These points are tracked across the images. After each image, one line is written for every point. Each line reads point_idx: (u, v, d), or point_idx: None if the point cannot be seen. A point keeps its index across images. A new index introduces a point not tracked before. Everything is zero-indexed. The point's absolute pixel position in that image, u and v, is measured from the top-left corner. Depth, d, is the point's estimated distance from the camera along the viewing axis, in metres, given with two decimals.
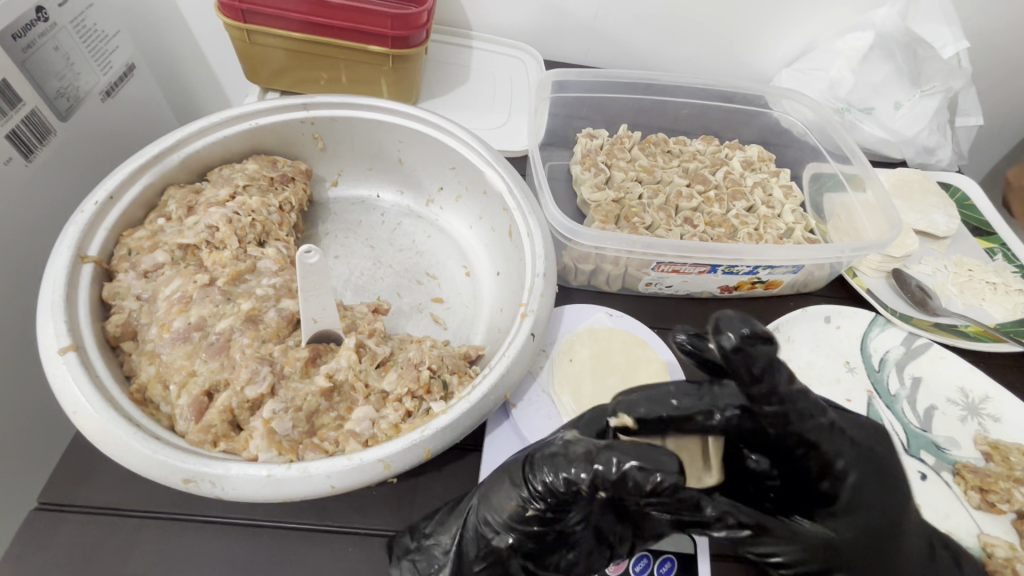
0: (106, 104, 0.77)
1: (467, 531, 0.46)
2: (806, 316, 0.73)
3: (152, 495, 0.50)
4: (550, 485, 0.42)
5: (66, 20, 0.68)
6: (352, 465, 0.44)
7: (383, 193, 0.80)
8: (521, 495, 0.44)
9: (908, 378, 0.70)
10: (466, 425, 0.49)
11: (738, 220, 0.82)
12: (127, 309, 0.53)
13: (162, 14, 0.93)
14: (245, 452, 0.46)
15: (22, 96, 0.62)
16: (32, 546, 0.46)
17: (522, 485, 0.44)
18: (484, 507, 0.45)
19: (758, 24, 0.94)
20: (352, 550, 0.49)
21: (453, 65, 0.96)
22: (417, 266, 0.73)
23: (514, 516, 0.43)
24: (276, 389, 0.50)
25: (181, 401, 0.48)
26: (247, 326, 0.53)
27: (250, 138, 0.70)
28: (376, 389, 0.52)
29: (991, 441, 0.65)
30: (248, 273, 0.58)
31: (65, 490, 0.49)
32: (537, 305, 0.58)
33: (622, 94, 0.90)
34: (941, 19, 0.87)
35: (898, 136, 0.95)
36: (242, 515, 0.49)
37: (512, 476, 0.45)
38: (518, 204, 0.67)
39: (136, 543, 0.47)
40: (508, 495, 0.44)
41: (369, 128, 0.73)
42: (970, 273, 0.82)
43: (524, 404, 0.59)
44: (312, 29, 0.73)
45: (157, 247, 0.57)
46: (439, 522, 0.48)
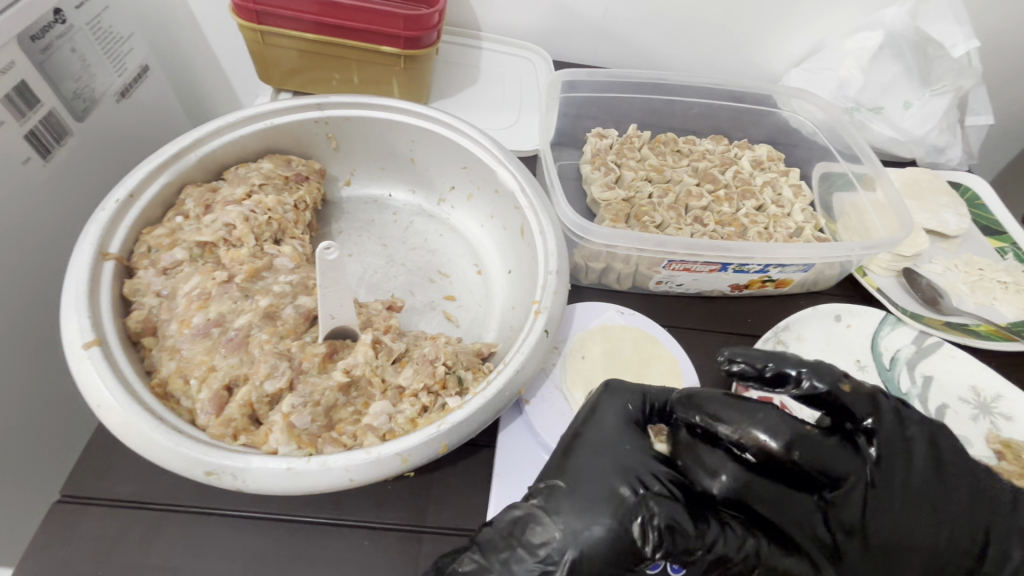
0: (122, 104, 0.79)
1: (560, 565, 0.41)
2: (817, 314, 0.73)
3: (173, 488, 0.51)
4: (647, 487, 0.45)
5: (83, 22, 0.69)
6: (370, 458, 0.45)
7: (396, 193, 0.81)
8: (621, 527, 0.42)
9: (919, 377, 0.70)
10: (482, 420, 0.50)
11: (748, 219, 0.82)
12: (147, 305, 0.54)
13: (177, 15, 0.94)
14: (265, 445, 0.47)
15: (40, 97, 0.63)
16: (56, 537, 0.47)
17: (621, 518, 0.43)
18: (584, 548, 0.41)
19: (766, 24, 0.94)
20: (368, 543, 0.50)
21: (462, 65, 0.97)
22: (429, 265, 0.74)
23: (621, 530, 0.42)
24: (295, 383, 0.51)
25: (201, 395, 0.49)
26: (264, 323, 0.54)
27: (266, 137, 0.70)
28: (392, 383, 0.53)
29: (1003, 440, 0.65)
30: (265, 270, 0.59)
31: (88, 483, 0.50)
32: (550, 302, 0.58)
33: (632, 93, 0.91)
34: (951, 18, 0.88)
35: (908, 135, 0.94)
36: (260, 509, 0.50)
37: (602, 509, 0.43)
38: (530, 202, 0.68)
39: (156, 534, 0.48)
40: (604, 510, 0.43)
41: (382, 127, 0.74)
42: (981, 273, 0.82)
43: (537, 400, 0.60)
44: (327, 30, 0.74)
45: (176, 244, 0.58)
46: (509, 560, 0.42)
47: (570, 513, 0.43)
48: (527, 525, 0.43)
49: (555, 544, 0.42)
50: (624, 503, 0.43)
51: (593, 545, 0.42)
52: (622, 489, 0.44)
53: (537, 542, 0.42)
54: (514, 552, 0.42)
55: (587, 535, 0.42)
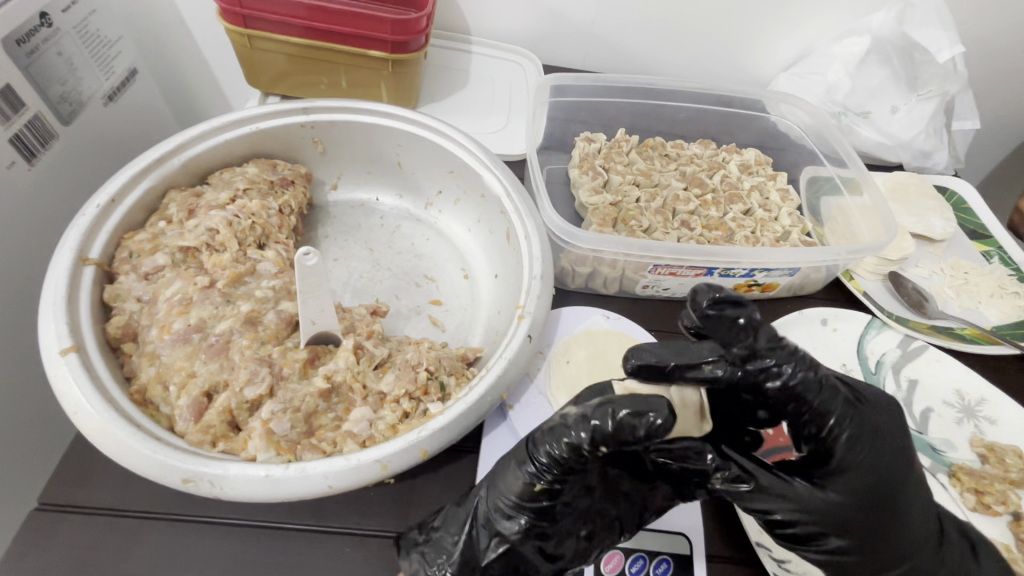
0: (108, 108, 0.78)
1: (474, 523, 0.48)
2: (802, 319, 0.73)
3: (152, 495, 0.50)
4: (548, 457, 0.45)
5: (70, 26, 0.69)
6: (349, 465, 0.45)
7: (383, 197, 0.81)
8: (523, 473, 0.47)
9: (904, 381, 0.71)
10: (464, 426, 0.49)
11: (735, 223, 0.82)
12: (128, 311, 0.54)
13: (165, 18, 0.94)
14: (244, 452, 0.47)
15: (25, 101, 0.62)
16: (32, 546, 0.47)
17: (521, 465, 0.47)
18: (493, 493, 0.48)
19: (754, 29, 0.95)
20: (349, 550, 0.50)
21: (452, 70, 0.97)
22: (415, 269, 0.74)
23: (519, 493, 0.46)
24: (275, 390, 0.51)
25: (180, 401, 0.49)
26: (246, 328, 0.54)
27: (251, 141, 0.70)
28: (373, 389, 0.53)
29: (987, 443, 0.65)
30: (248, 275, 0.59)
31: (65, 491, 0.50)
32: (534, 306, 0.58)
33: (620, 98, 0.91)
34: (936, 24, 0.88)
35: (895, 139, 0.95)
36: (239, 516, 0.50)
37: (511, 459, 0.48)
38: (516, 207, 0.68)
39: (135, 542, 0.48)
40: (514, 476, 0.47)
41: (367, 132, 0.74)
42: (966, 276, 0.83)
43: (521, 406, 0.60)
44: (314, 34, 0.74)
45: (158, 250, 0.57)
46: (445, 516, 0.49)
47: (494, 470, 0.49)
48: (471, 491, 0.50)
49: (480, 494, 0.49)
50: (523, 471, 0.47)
51: (495, 509, 0.47)
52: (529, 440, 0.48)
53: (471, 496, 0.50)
54: (446, 510, 0.50)
55: (500, 485, 0.47)
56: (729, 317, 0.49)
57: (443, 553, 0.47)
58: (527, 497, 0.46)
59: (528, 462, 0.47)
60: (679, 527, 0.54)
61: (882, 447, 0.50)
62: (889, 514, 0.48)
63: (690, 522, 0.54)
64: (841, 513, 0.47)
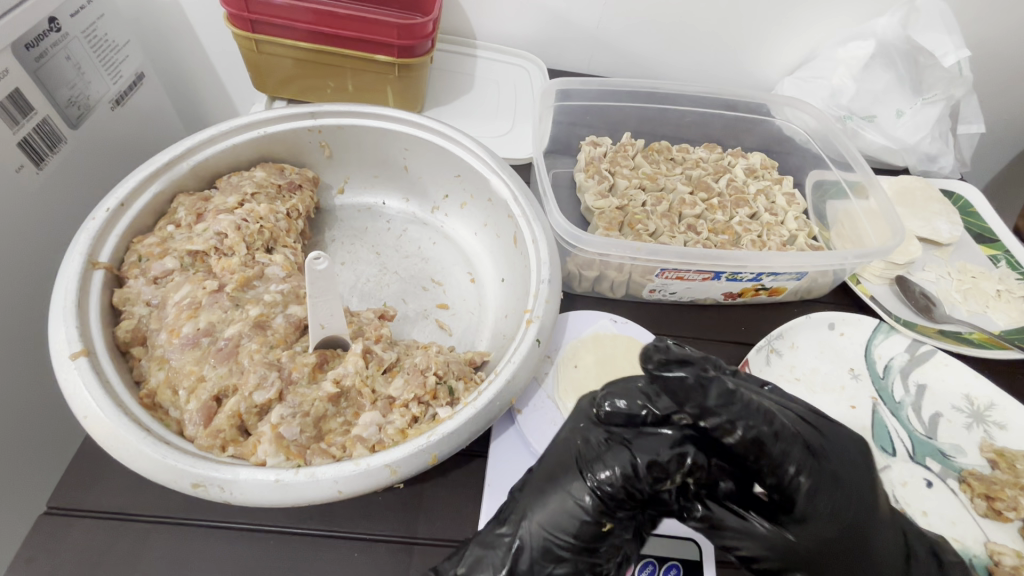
0: (116, 112, 0.79)
1: (513, 568, 0.44)
2: (810, 323, 0.73)
3: (161, 499, 0.50)
4: (602, 484, 0.45)
5: (78, 31, 0.69)
6: (359, 470, 0.45)
7: (389, 201, 0.81)
8: (570, 504, 0.45)
9: (913, 386, 0.70)
10: (473, 431, 0.49)
11: (741, 227, 0.82)
12: (137, 314, 0.54)
13: (172, 23, 0.95)
14: (253, 456, 0.47)
15: (34, 105, 0.63)
16: (41, 549, 0.47)
17: (569, 495, 0.46)
18: (536, 525, 0.45)
19: (759, 33, 0.95)
20: (358, 556, 0.49)
21: (457, 74, 0.98)
22: (422, 273, 0.74)
23: (573, 527, 0.45)
24: (284, 394, 0.50)
25: (190, 405, 0.49)
26: (255, 332, 0.53)
27: (259, 145, 0.70)
28: (382, 394, 0.53)
29: (997, 448, 0.65)
30: (256, 279, 0.59)
31: (75, 494, 0.50)
32: (542, 311, 0.58)
33: (625, 102, 0.91)
34: (942, 28, 0.88)
35: (900, 143, 0.95)
36: (247, 520, 0.50)
37: (554, 487, 0.46)
38: (523, 211, 0.68)
39: (144, 547, 0.48)
40: (562, 507, 0.45)
41: (374, 136, 0.74)
42: (974, 280, 0.82)
43: (529, 410, 0.60)
44: (321, 39, 0.74)
45: (167, 254, 0.58)
46: (472, 561, 0.45)
47: (530, 504, 0.46)
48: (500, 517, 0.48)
49: (519, 529, 0.45)
50: (575, 500, 0.45)
51: (545, 544, 0.45)
52: (571, 466, 0.47)
53: (503, 520, 0.47)
54: (472, 551, 0.46)
55: (540, 517, 0.45)
56: (677, 376, 0.45)
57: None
58: (575, 532, 0.45)
59: (584, 492, 0.45)
60: (689, 531, 0.54)
61: (849, 489, 0.49)
62: (858, 553, 0.48)
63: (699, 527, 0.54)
64: (809, 556, 0.47)
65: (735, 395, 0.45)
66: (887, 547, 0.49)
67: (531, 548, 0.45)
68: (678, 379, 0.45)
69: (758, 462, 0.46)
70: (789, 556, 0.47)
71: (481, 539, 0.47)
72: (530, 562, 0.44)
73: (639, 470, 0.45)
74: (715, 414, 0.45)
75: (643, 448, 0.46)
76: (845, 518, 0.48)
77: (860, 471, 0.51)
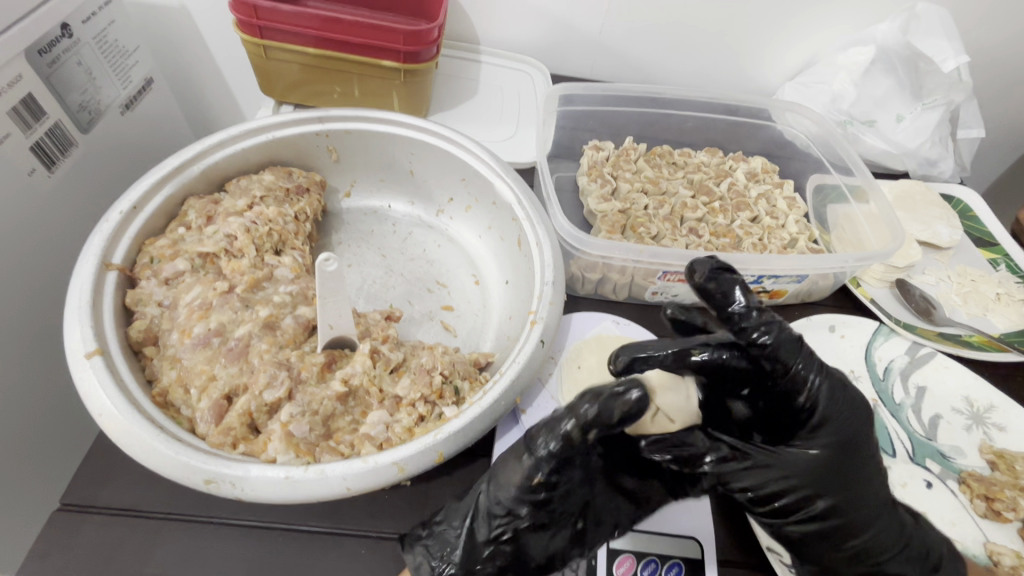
0: (126, 117, 0.80)
1: (475, 516, 0.49)
2: (810, 325, 0.74)
3: (172, 497, 0.51)
4: (547, 449, 0.47)
5: (90, 36, 0.70)
6: (367, 467, 0.45)
7: (395, 204, 0.82)
8: (525, 464, 0.48)
9: (912, 388, 0.71)
10: (479, 429, 0.50)
11: (742, 231, 0.83)
12: (149, 315, 0.55)
13: (180, 29, 0.96)
14: (263, 454, 0.48)
15: (46, 109, 0.64)
16: (55, 546, 0.48)
17: (525, 456, 0.48)
18: (495, 484, 0.48)
19: (760, 39, 0.96)
20: (365, 553, 0.50)
21: (462, 79, 0.99)
22: (427, 275, 0.75)
23: (523, 489, 0.47)
24: (294, 393, 0.51)
25: (201, 404, 0.50)
26: (264, 332, 0.54)
27: (268, 149, 0.72)
28: (389, 393, 0.54)
29: (996, 450, 0.66)
30: (265, 281, 0.60)
31: (87, 491, 0.51)
32: (546, 313, 0.59)
33: (628, 107, 0.92)
34: (941, 33, 0.89)
35: (901, 148, 0.96)
36: (257, 517, 0.51)
37: (514, 449, 0.49)
38: (528, 214, 0.69)
39: (155, 543, 0.49)
40: (516, 470, 0.48)
41: (381, 141, 0.75)
42: (974, 283, 0.83)
43: (533, 410, 0.61)
44: (328, 45, 0.76)
45: (178, 255, 0.59)
46: (449, 511, 0.51)
47: (494, 464, 0.50)
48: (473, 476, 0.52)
49: (481, 486, 0.49)
50: (527, 467, 0.47)
51: (502, 506, 0.48)
52: (529, 429, 0.49)
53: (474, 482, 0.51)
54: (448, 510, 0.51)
55: (500, 476, 0.49)
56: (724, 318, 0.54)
57: (446, 547, 0.48)
58: (531, 489, 0.47)
59: (530, 456, 0.48)
60: (691, 530, 0.55)
61: (848, 421, 0.53)
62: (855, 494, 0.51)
63: (701, 527, 0.55)
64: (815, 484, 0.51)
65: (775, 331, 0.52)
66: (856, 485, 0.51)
67: (492, 507, 0.48)
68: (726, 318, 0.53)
69: (780, 373, 0.52)
70: (803, 479, 0.50)
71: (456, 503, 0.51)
72: (492, 520, 0.48)
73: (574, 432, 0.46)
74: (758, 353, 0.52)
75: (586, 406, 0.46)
76: (841, 446, 0.52)
77: (851, 405, 0.54)
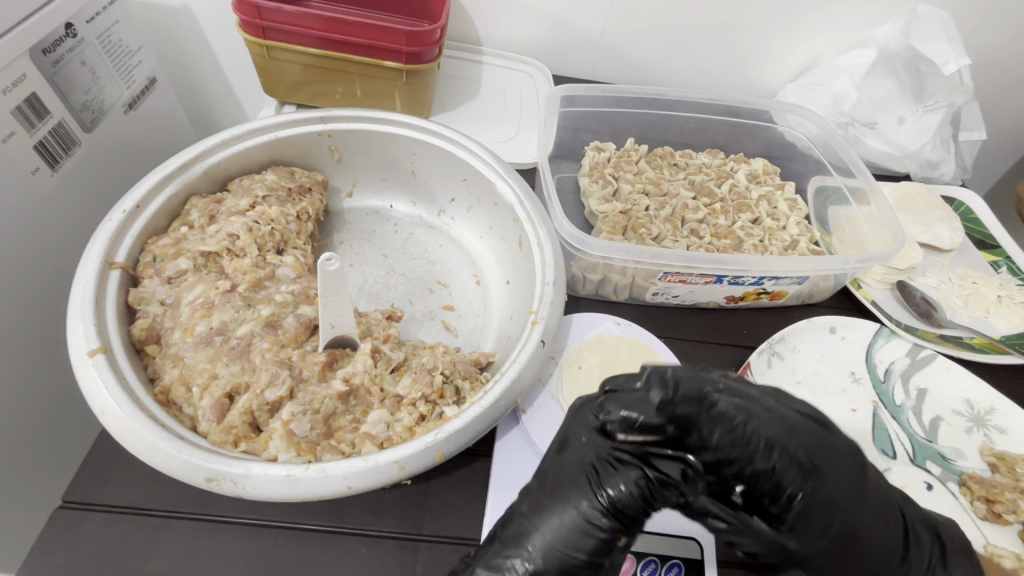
0: (129, 117, 0.80)
1: None
2: (811, 326, 0.74)
3: (173, 495, 0.51)
4: (612, 500, 0.46)
5: (94, 37, 0.71)
6: (368, 465, 0.46)
7: (396, 204, 0.82)
8: (580, 518, 0.46)
9: (913, 390, 0.71)
10: (479, 429, 0.50)
11: (743, 232, 0.84)
12: (151, 313, 0.55)
13: (183, 29, 0.97)
14: (265, 452, 0.48)
15: (50, 109, 0.64)
16: (56, 543, 0.48)
17: (578, 509, 0.46)
18: (546, 541, 0.45)
19: (762, 40, 0.96)
20: (365, 552, 0.50)
21: (464, 80, 0.99)
22: (429, 275, 0.75)
23: (585, 543, 0.45)
24: (295, 392, 0.51)
25: (203, 402, 0.50)
26: (266, 331, 0.55)
27: (271, 149, 0.72)
28: (390, 393, 0.54)
29: (997, 452, 0.66)
30: (267, 280, 0.60)
31: (89, 489, 0.51)
32: (547, 313, 0.59)
33: (630, 108, 0.92)
34: (942, 37, 0.87)
35: (902, 150, 0.96)
36: (258, 516, 0.51)
37: (563, 502, 0.47)
38: (529, 215, 0.69)
39: (156, 541, 0.49)
40: (572, 521, 0.46)
41: (383, 140, 0.76)
42: (975, 285, 0.83)
43: (533, 410, 0.61)
44: (332, 45, 0.76)
45: (180, 254, 0.59)
46: None
47: (540, 519, 0.46)
48: (507, 526, 0.48)
49: (527, 546, 0.45)
50: (586, 518, 0.46)
51: (559, 560, 0.45)
52: (578, 481, 0.47)
53: (509, 539, 0.46)
54: (479, 571, 0.45)
55: (552, 530, 0.46)
56: (680, 411, 0.45)
57: None
58: (587, 546, 0.45)
59: (595, 504, 0.46)
60: (690, 530, 0.55)
61: (848, 477, 0.48)
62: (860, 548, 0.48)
63: (701, 528, 0.55)
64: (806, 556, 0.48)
65: (739, 431, 0.45)
66: (860, 554, 0.48)
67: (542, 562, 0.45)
68: (687, 410, 0.45)
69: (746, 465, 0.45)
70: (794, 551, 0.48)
71: (488, 559, 0.46)
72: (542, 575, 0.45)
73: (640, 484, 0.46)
74: (719, 450, 0.45)
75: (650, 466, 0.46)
76: (849, 513, 0.47)
77: (845, 476, 0.48)
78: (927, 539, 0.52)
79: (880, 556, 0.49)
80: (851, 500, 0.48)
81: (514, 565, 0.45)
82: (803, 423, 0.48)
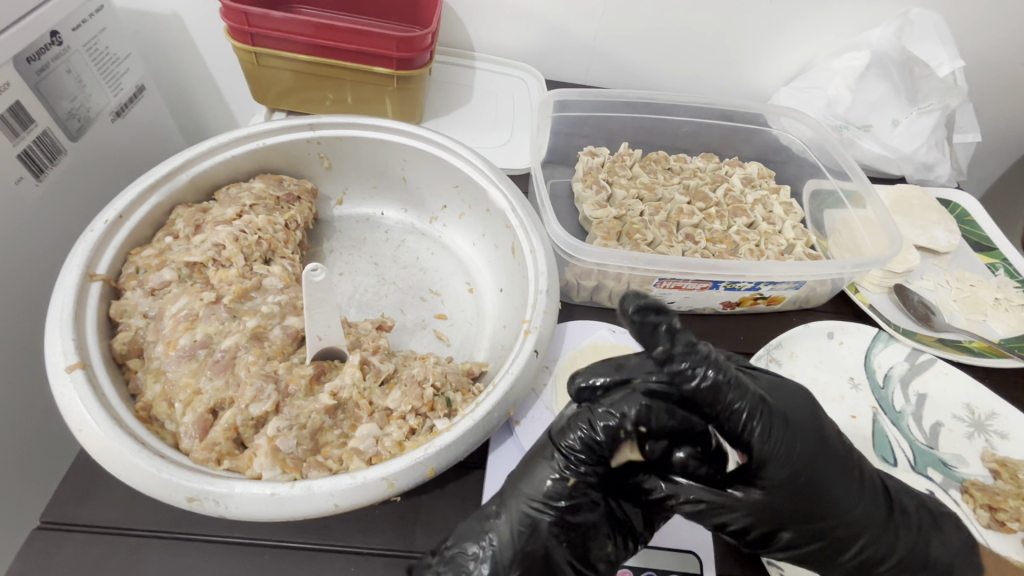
0: (116, 124, 0.79)
1: (496, 539, 0.46)
2: (808, 332, 0.73)
3: (155, 513, 0.50)
4: (574, 447, 0.48)
5: (79, 44, 0.69)
6: (355, 483, 0.44)
7: (388, 212, 0.81)
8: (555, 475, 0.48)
9: (913, 395, 0.70)
10: (470, 442, 0.49)
11: (739, 237, 0.83)
12: (133, 326, 0.54)
13: (171, 35, 0.96)
14: (249, 470, 0.46)
15: (34, 117, 0.63)
16: (33, 565, 0.46)
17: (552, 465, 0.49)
18: (521, 495, 0.48)
19: (756, 44, 0.96)
20: (354, 571, 0.49)
21: (455, 85, 0.98)
22: (420, 283, 0.74)
23: (552, 495, 0.47)
24: (281, 407, 0.50)
25: (185, 418, 0.48)
26: (252, 344, 0.53)
27: (258, 157, 0.71)
28: (379, 406, 0.52)
29: (999, 458, 0.65)
30: (254, 290, 0.59)
31: (68, 508, 0.49)
32: (540, 322, 0.58)
33: (624, 113, 0.92)
34: (936, 40, 0.88)
35: (897, 152, 0.95)
36: (243, 534, 0.49)
37: (542, 462, 0.49)
38: (521, 221, 0.68)
39: (136, 562, 0.47)
40: (545, 476, 0.48)
41: (373, 147, 0.74)
42: (972, 288, 0.82)
43: (527, 421, 0.59)
44: (320, 51, 0.75)
45: (164, 265, 0.58)
46: (462, 534, 0.47)
47: (518, 484, 0.49)
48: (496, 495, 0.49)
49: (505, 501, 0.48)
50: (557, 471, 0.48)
51: (527, 517, 0.47)
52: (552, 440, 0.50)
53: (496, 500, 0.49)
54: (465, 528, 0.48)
55: (529, 488, 0.48)
56: (653, 321, 0.48)
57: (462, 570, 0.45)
58: (558, 498, 0.47)
59: (560, 456, 0.49)
60: (689, 544, 0.54)
61: (840, 463, 0.51)
62: (849, 534, 0.50)
63: (699, 540, 0.54)
64: (802, 537, 0.49)
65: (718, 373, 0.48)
66: (844, 534, 0.50)
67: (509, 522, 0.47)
68: (652, 324, 0.48)
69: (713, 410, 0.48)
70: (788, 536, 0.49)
71: (469, 527, 0.48)
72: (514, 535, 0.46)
73: (604, 432, 0.47)
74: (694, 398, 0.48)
75: (614, 408, 0.48)
76: (835, 501, 0.50)
77: (831, 462, 0.50)
78: (914, 509, 0.54)
79: (868, 529, 0.50)
80: (840, 490, 0.50)
81: (498, 522, 0.47)
82: (796, 405, 0.52)
